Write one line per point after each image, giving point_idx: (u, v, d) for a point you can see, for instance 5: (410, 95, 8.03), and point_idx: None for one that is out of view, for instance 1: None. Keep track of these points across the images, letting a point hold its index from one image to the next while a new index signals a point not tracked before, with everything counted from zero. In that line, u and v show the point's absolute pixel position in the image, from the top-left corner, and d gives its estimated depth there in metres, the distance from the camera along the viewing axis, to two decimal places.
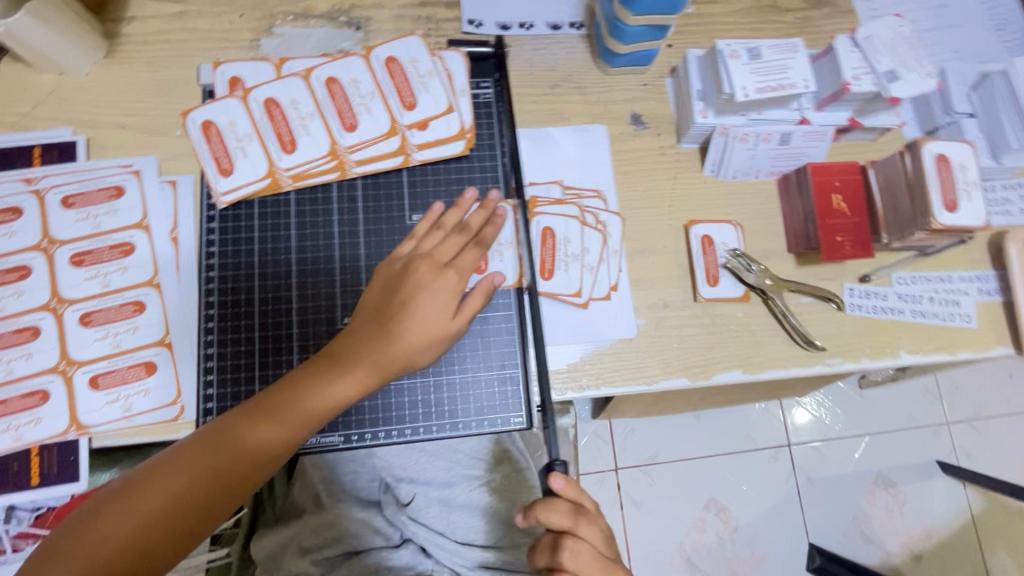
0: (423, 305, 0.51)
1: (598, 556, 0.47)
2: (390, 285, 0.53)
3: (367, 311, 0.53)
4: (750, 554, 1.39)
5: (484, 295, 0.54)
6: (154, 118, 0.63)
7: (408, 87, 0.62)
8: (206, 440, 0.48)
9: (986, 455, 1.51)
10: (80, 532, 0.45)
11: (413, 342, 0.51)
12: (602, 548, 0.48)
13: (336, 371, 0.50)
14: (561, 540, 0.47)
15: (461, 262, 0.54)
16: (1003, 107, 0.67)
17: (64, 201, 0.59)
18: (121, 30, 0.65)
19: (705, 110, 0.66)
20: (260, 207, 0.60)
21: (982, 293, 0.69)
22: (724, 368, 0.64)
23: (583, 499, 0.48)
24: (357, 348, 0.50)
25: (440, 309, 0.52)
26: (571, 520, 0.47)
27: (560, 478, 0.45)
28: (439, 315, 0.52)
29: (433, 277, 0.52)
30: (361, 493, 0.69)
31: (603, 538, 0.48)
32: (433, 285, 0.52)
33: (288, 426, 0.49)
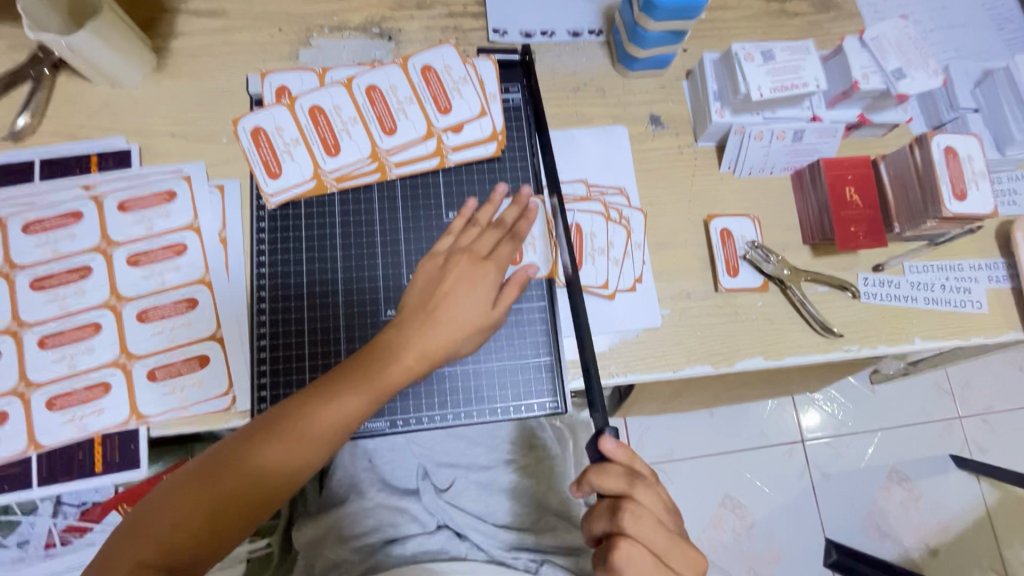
0: (462, 295, 0.54)
1: (662, 524, 0.40)
2: (431, 280, 0.56)
3: (411, 307, 0.55)
4: (767, 550, 1.40)
5: (518, 286, 0.57)
6: (202, 126, 0.67)
7: (443, 93, 0.66)
8: (230, 454, 0.48)
9: (999, 448, 1.52)
10: (132, 536, 0.46)
11: (452, 331, 0.53)
12: (664, 518, 0.41)
13: (376, 366, 0.51)
14: (618, 505, 0.40)
15: (498, 255, 0.57)
16: (1006, 102, 0.70)
17: (121, 205, 0.63)
18: (168, 44, 0.70)
19: (721, 109, 0.69)
20: (306, 207, 0.64)
21: (992, 280, 0.72)
22: (746, 356, 0.67)
23: (637, 462, 0.42)
24: (400, 342, 0.52)
25: (481, 303, 0.55)
26: (627, 482, 0.41)
27: (610, 438, 0.41)
28: (480, 307, 0.54)
29: (473, 269, 0.56)
30: (400, 481, 0.72)
31: (664, 507, 0.42)
32: (473, 280, 0.55)
33: (326, 425, 0.49)
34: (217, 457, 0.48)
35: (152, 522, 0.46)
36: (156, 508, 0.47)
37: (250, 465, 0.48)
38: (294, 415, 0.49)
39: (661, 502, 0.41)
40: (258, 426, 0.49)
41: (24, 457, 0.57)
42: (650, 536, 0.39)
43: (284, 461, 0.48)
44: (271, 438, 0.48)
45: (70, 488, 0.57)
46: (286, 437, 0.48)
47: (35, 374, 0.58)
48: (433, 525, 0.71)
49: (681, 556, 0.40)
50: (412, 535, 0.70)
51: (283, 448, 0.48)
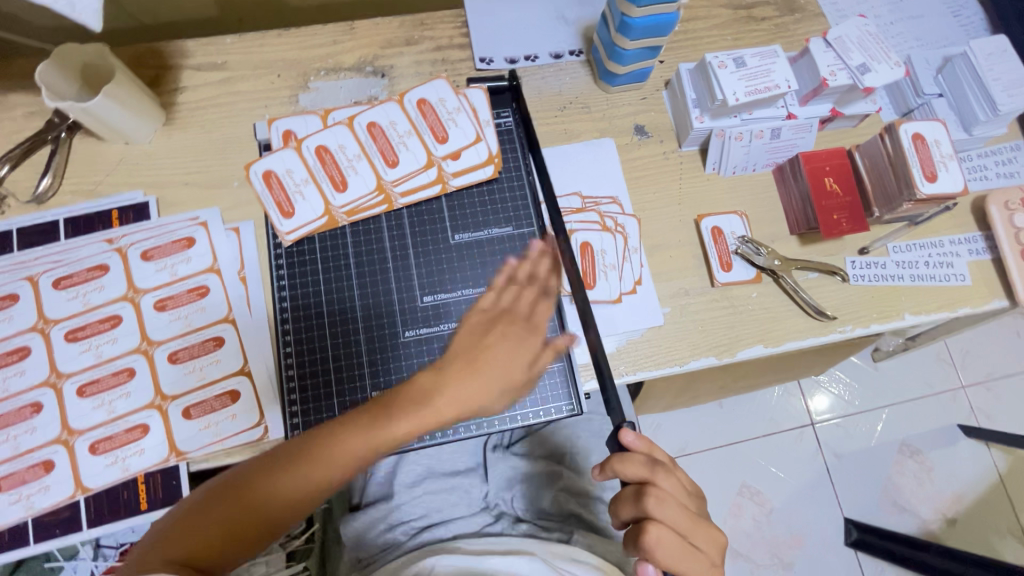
0: (498, 352, 0.52)
1: (684, 506, 0.43)
2: (482, 329, 0.53)
3: (450, 353, 0.52)
4: (788, 534, 1.43)
5: (557, 351, 0.55)
6: (214, 174, 0.71)
7: (440, 124, 0.70)
8: (249, 489, 0.48)
9: (1005, 414, 1.55)
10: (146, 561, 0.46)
11: (482, 388, 0.51)
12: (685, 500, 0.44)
13: (404, 417, 0.49)
14: (643, 491, 0.43)
15: (537, 317, 0.54)
16: (967, 84, 0.74)
17: (143, 254, 0.66)
18: (175, 99, 0.74)
19: (701, 115, 0.73)
20: (320, 242, 0.67)
21: (973, 253, 0.76)
22: (747, 345, 0.71)
23: (657, 451, 0.45)
24: (429, 391, 0.50)
25: (513, 361, 0.52)
26: (650, 470, 0.43)
27: (630, 432, 0.44)
28: (517, 369, 0.52)
29: (510, 329, 0.53)
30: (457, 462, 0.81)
31: (683, 490, 0.45)
32: (517, 337, 0.53)
33: (346, 467, 0.49)
34: (239, 488, 0.48)
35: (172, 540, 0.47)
36: (177, 527, 0.47)
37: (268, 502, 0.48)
38: (313, 456, 0.48)
39: (680, 485, 0.44)
40: (279, 467, 0.48)
41: (72, 501, 0.60)
42: (674, 518, 0.42)
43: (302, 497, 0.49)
44: (294, 471, 0.48)
45: (118, 527, 0.60)
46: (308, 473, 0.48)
47: (76, 422, 0.61)
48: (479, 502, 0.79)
49: (702, 534, 0.43)
50: (455, 517, 0.77)
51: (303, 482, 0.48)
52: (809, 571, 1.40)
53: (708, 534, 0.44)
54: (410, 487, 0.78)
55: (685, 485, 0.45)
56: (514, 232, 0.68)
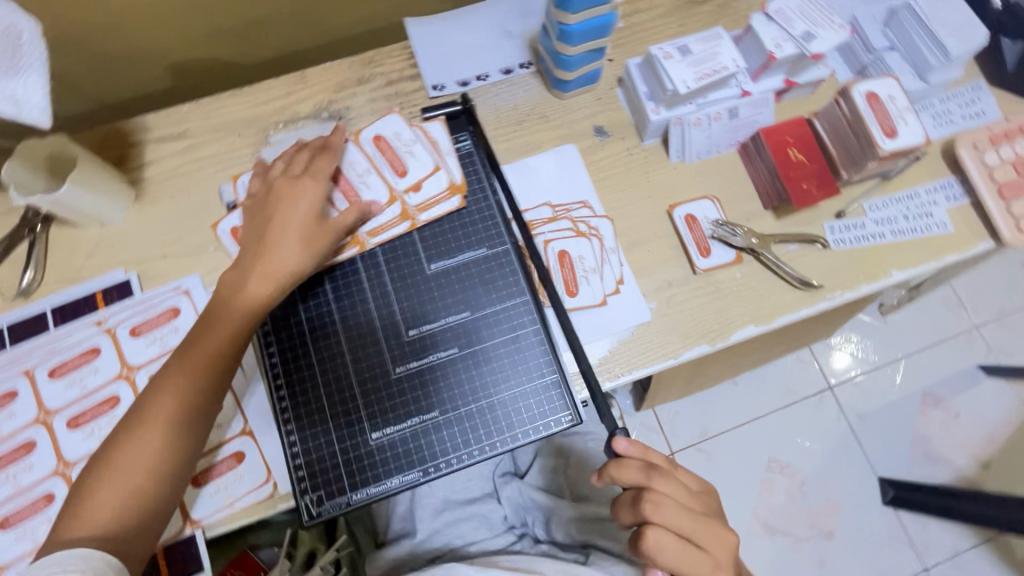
0: (274, 255, 0.59)
1: (685, 507, 0.43)
2: (255, 208, 0.63)
3: (245, 242, 0.62)
4: (824, 503, 1.41)
5: (357, 212, 0.64)
6: (190, 241, 0.72)
7: (398, 157, 0.69)
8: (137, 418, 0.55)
9: (1022, 347, 1.53)
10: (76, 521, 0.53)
11: (273, 272, 0.59)
12: (686, 500, 0.45)
13: (206, 331, 0.58)
14: (641, 496, 0.43)
15: (316, 169, 0.64)
16: (915, 33, 0.74)
17: (132, 331, 0.68)
18: (143, 174, 0.75)
19: (656, 107, 0.73)
20: (298, 292, 0.66)
21: (950, 200, 0.75)
22: (739, 327, 0.70)
23: (652, 455, 0.45)
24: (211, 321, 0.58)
25: (306, 214, 0.61)
26: (645, 475, 0.44)
27: (622, 440, 0.45)
28: (305, 207, 0.61)
29: (293, 187, 0.62)
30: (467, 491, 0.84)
31: (684, 490, 0.45)
32: (293, 191, 0.62)
33: (149, 445, 0.54)
34: (127, 420, 0.56)
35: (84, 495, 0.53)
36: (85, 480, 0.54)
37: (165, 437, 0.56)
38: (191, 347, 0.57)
39: (680, 486, 0.45)
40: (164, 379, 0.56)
41: None
42: (675, 521, 0.43)
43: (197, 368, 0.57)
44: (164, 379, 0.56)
45: None
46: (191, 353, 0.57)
47: None
48: (500, 526, 0.82)
49: (707, 534, 0.43)
50: (479, 538, 0.80)
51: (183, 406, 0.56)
52: (850, 537, 1.39)
53: (713, 532, 0.44)
54: (431, 519, 0.81)
55: (686, 486, 0.46)
56: (489, 252, 0.69)
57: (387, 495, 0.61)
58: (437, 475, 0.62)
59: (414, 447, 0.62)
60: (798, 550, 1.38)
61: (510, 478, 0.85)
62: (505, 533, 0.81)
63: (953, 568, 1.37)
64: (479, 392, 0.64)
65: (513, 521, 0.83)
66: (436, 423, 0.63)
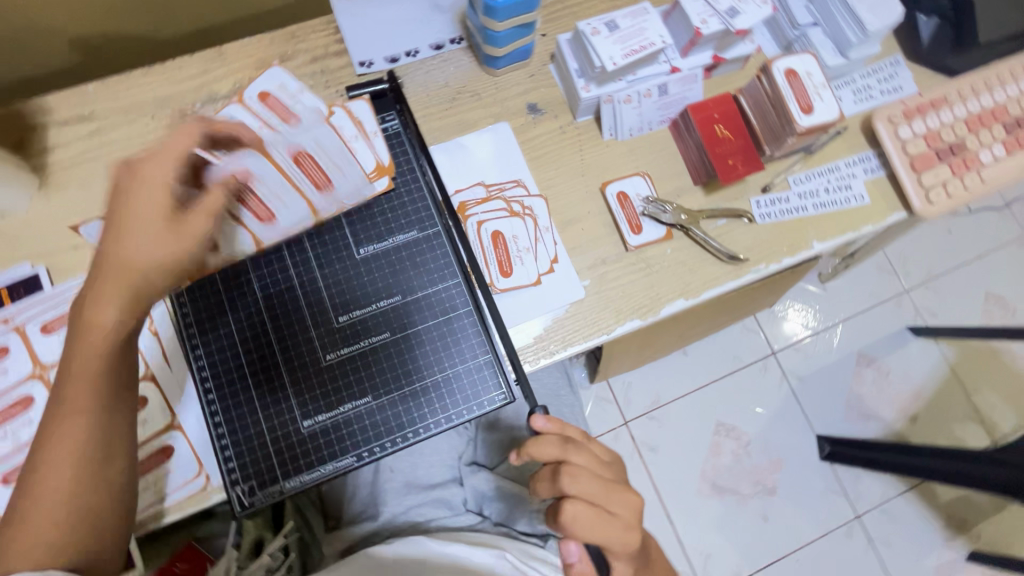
0: (126, 247, 0.49)
1: (599, 478, 0.45)
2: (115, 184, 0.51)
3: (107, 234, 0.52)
4: (767, 461, 1.49)
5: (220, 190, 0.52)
6: (102, 230, 0.68)
7: (285, 109, 0.67)
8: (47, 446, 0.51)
9: (945, 308, 1.64)
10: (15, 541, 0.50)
11: (133, 274, 0.49)
12: (599, 471, 0.46)
13: (86, 331, 0.51)
14: (558, 469, 0.45)
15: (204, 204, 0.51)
16: (835, 9, 0.76)
17: (44, 328, 0.64)
18: (47, 160, 0.70)
19: (587, 84, 0.73)
20: (222, 283, 0.65)
21: (868, 172, 0.79)
22: (669, 301, 0.72)
23: (568, 430, 0.47)
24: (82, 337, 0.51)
25: (155, 200, 0.49)
26: (561, 449, 0.45)
27: (542, 416, 0.46)
28: (160, 194, 0.49)
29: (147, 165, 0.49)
30: (422, 477, 0.83)
31: (598, 462, 0.47)
32: (150, 171, 0.49)
33: (72, 453, 0.51)
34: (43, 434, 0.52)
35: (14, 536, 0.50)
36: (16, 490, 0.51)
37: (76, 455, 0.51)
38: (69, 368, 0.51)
39: (594, 458, 0.47)
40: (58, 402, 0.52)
41: None
42: (589, 492, 0.44)
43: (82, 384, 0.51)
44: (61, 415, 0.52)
45: None
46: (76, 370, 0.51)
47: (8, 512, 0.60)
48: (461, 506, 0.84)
49: (619, 502, 0.45)
50: (439, 516, 0.82)
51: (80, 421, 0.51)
52: (791, 492, 1.48)
53: (625, 499, 0.46)
54: (397, 500, 0.81)
55: (599, 457, 0.48)
56: (420, 234, 0.68)
57: (322, 481, 0.61)
58: (372, 459, 0.62)
59: (348, 432, 0.62)
60: (743, 506, 1.46)
61: (478, 468, 0.87)
62: (466, 513, 0.84)
63: (881, 513, 1.49)
64: (413, 375, 0.64)
65: (471, 506, 0.85)
66: (369, 407, 0.63)
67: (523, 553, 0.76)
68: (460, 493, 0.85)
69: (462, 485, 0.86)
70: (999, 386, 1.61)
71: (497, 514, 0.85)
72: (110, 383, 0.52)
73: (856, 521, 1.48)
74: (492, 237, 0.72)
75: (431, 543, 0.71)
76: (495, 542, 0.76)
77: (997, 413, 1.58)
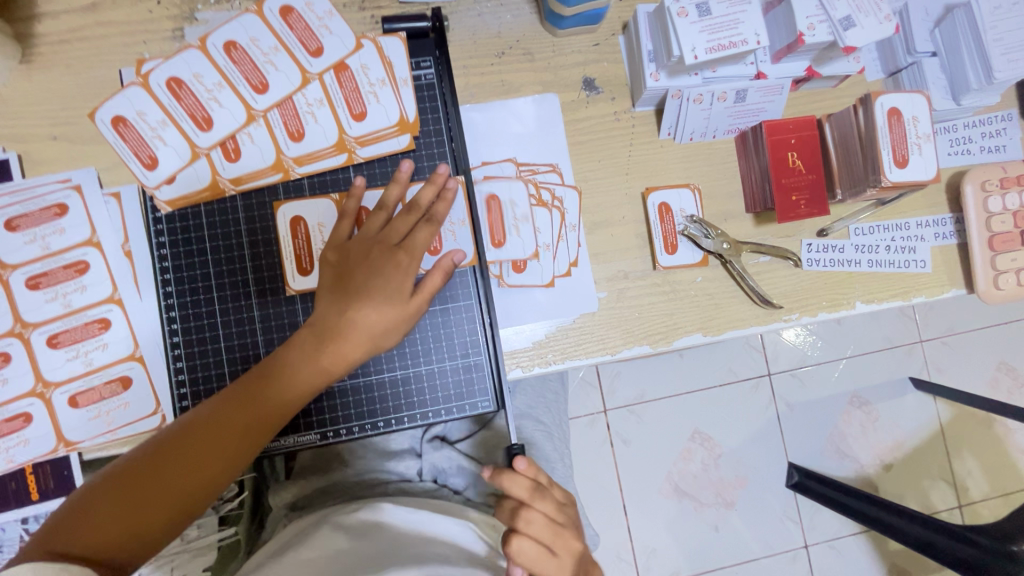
0: (381, 286, 0.55)
1: (552, 523, 0.50)
2: (343, 266, 0.56)
3: (328, 290, 0.56)
4: (733, 477, 1.44)
5: (442, 274, 0.57)
6: (87, 126, 0.60)
7: (310, 33, 0.59)
8: (203, 423, 0.52)
9: (959, 368, 1.55)
10: (103, 508, 0.48)
11: (372, 327, 0.55)
12: (554, 514, 0.51)
13: (336, 318, 0.55)
14: (519, 511, 0.49)
15: (413, 243, 0.56)
16: (964, 43, 0.64)
17: (8, 224, 0.58)
18: (34, 29, 0.60)
19: (657, 72, 0.63)
20: (207, 216, 0.60)
21: (937, 237, 0.70)
22: (685, 333, 0.66)
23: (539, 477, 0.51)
24: (326, 341, 0.54)
25: (396, 297, 0.55)
26: (528, 492, 0.49)
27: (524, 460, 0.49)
28: (398, 286, 0.55)
29: (390, 263, 0.55)
30: (379, 448, 0.80)
31: (556, 508, 0.51)
32: (391, 267, 0.55)
33: (212, 438, 0.52)
34: (198, 416, 0.52)
35: (102, 497, 0.48)
36: (133, 461, 0.50)
37: (218, 441, 0.52)
38: (282, 357, 0.55)
39: (554, 505, 0.51)
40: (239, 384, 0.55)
41: None
42: (540, 534, 0.49)
43: (276, 394, 0.54)
44: (297, 367, 0.54)
45: (12, 516, 0.58)
46: (299, 372, 0.54)
47: None
48: (419, 475, 0.80)
49: (564, 546, 0.50)
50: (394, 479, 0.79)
51: (252, 417, 0.53)
52: (748, 509, 1.44)
53: (569, 545, 0.50)
54: (357, 461, 0.79)
55: (558, 501, 0.52)
56: None
57: (281, 452, 0.60)
58: (335, 440, 0.61)
59: (317, 409, 0.61)
60: (697, 514, 1.42)
61: (440, 444, 0.82)
62: (422, 483, 0.80)
63: (830, 548, 1.46)
64: (396, 364, 0.62)
65: (427, 476, 0.81)
66: (342, 388, 0.61)
67: (485, 524, 0.72)
68: (416, 466, 0.80)
69: (419, 458, 0.81)
70: (984, 457, 1.56)
71: (458, 486, 0.81)
72: (284, 399, 0.54)
73: (802, 550, 1.45)
74: (527, 224, 0.65)
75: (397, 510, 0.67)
76: (456, 509, 0.73)
77: (972, 479, 1.54)
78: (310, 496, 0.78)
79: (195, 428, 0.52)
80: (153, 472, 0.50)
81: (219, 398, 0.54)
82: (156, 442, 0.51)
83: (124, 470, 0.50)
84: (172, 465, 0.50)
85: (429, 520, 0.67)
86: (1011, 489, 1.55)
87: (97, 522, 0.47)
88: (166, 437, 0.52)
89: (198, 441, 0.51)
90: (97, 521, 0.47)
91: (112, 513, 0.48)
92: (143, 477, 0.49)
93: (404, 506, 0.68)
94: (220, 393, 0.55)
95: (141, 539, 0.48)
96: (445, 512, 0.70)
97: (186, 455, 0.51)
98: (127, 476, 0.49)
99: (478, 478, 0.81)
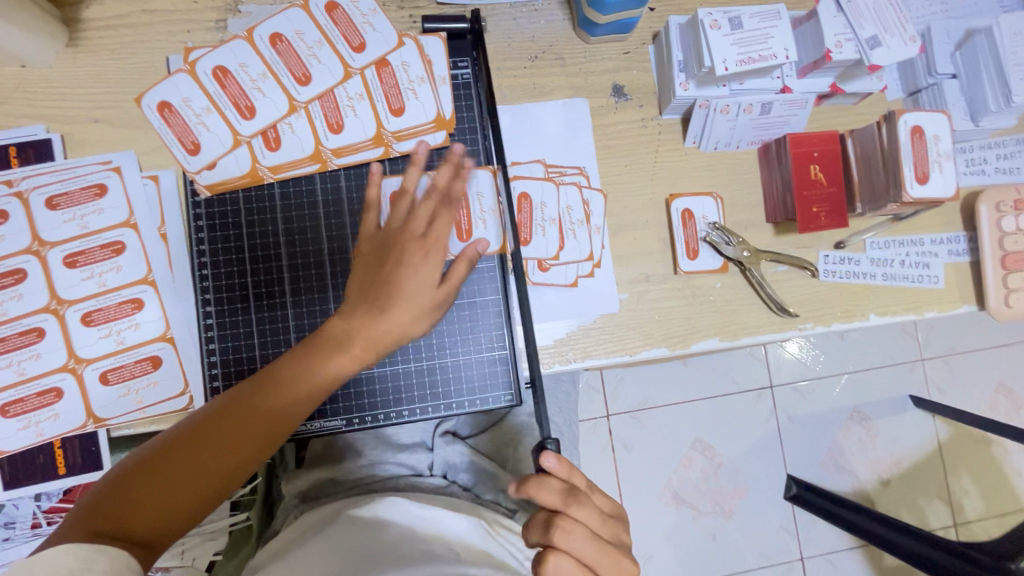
0: (413, 281, 0.56)
1: (594, 538, 0.50)
2: (372, 260, 0.57)
3: (356, 283, 0.57)
4: (732, 486, 1.44)
5: (466, 262, 0.58)
6: (129, 110, 0.61)
7: (353, 30, 0.61)
8: (237, 405, 0.52)
9: (959, 387, 1.56)
10: (140, 487, 0.48)
11: (405, 319, 0.56)
12: (595, 528, 0.51)
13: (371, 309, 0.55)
14: (552, 521, 0.50)
15: (438, 232, 0.57)
16: (985, 67, 0.66)
17: (48, 202, 0.59)
18: (81, 14, 0.62)
19: (686, 82, 0.65)
20: (245, 203, 0.61)
21: (951, 254, 0.72)
22: (703, 337, 0.68)
23: (573, 477, 0.52)
24: (357, 329, 0.55)
25: (423, 286, 0.56)
26: (561, 499, 0.50)
27: (552, 457, 0.51)
28: (424, 277, 0.56)
29: (414, 251, 0.57)
30: (393, 438, 0.81)
31: (598, 520, 0.52)
32: (416, 254, 0.56)
33: (247, 422, 0.52)
34: (233, 400, 0.53)
35: (139, 477, 0.49)
36: (169, 441, 0.50)
37: (252, 425, 0.52)
38: (315, 342, 0.55)
39: (591, 514, 0.51)
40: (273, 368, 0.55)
41: None
42: (581, 550, 0.49)
43: (307, 382, 0.54)
44: (329, 355, 0.54)
45: (38, 490, 0.59)
46: (328, 358, 0.54)
47: None
48: (428, 470, 0.81)
49: (609, 565, 0.50)
50: (406, 472, 0.79)
51: (285, 402, 0.53)
52: (746, 519, 1.44)
53: (613, 564, 0.50)
54: (373, 450, 0.80)
55: (600, 514, 0.52)
56: None
57: (307, 436, 0.62)
58: (360, 426, 0.63)
59: (342, 396, 0.62)
60: (695, 522, 1.42)
61: (453, 439, 0.82)
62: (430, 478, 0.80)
63: (825, 561, 1.46)
64: (423, 355, 0.64)
65: (437, 471, 0.81)
66: (369, 376, 0.63)
67: (494, 521, 0.72)
68: (427, 459, 0.81)
69: (431, 452, 0.81)
70: (981, 476, 1.57)
71: (467, 482, 0.81)
72: (319, 385, 0.54)
73: (798, 562, 1.45)
74: (555, 228, 0.66)
75: (412, 506, 0.68)
76: (467, 506, 0.73)
77: (968, 499, 1.55)
78: (322, 486, 0.78)
79: (230, 412, 0.52)
80: (191, 453, 0.50)
81: (252, 380, 0.54)
82: (191, 424, 0.52)
83: (162, 451, 0.50)
84: (208, 447, 0.50)
85: (442, 519, 0.68)
86: (1007, 509, 1.55)
87: (137, 500, 0.48)
88: (200, 417, 0.52)
89: (234, 425, 0.52)
90: (136, 500, 0.48)
91: (154, 492, 0.48)
92: (179, 458, 0.50)
93: (416, 503, 0.69)
94: (252, 374, 0.55)
95: (179, 518, 0.49)
96: (459, 511, 0.70)
97: (221, 438, 0.51)
98: (165, 456, 0.50)
99: (488, 474, 0.81)
